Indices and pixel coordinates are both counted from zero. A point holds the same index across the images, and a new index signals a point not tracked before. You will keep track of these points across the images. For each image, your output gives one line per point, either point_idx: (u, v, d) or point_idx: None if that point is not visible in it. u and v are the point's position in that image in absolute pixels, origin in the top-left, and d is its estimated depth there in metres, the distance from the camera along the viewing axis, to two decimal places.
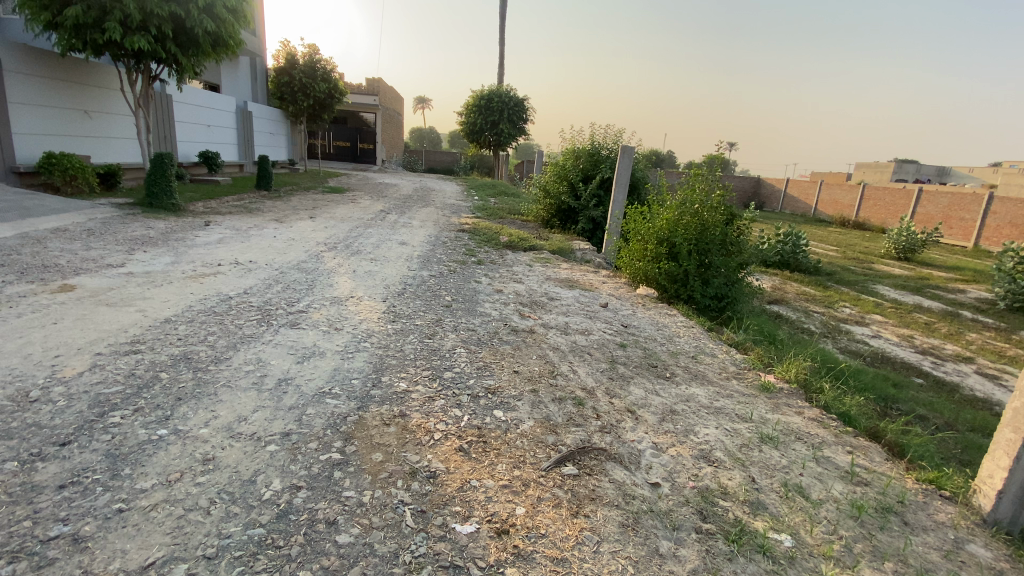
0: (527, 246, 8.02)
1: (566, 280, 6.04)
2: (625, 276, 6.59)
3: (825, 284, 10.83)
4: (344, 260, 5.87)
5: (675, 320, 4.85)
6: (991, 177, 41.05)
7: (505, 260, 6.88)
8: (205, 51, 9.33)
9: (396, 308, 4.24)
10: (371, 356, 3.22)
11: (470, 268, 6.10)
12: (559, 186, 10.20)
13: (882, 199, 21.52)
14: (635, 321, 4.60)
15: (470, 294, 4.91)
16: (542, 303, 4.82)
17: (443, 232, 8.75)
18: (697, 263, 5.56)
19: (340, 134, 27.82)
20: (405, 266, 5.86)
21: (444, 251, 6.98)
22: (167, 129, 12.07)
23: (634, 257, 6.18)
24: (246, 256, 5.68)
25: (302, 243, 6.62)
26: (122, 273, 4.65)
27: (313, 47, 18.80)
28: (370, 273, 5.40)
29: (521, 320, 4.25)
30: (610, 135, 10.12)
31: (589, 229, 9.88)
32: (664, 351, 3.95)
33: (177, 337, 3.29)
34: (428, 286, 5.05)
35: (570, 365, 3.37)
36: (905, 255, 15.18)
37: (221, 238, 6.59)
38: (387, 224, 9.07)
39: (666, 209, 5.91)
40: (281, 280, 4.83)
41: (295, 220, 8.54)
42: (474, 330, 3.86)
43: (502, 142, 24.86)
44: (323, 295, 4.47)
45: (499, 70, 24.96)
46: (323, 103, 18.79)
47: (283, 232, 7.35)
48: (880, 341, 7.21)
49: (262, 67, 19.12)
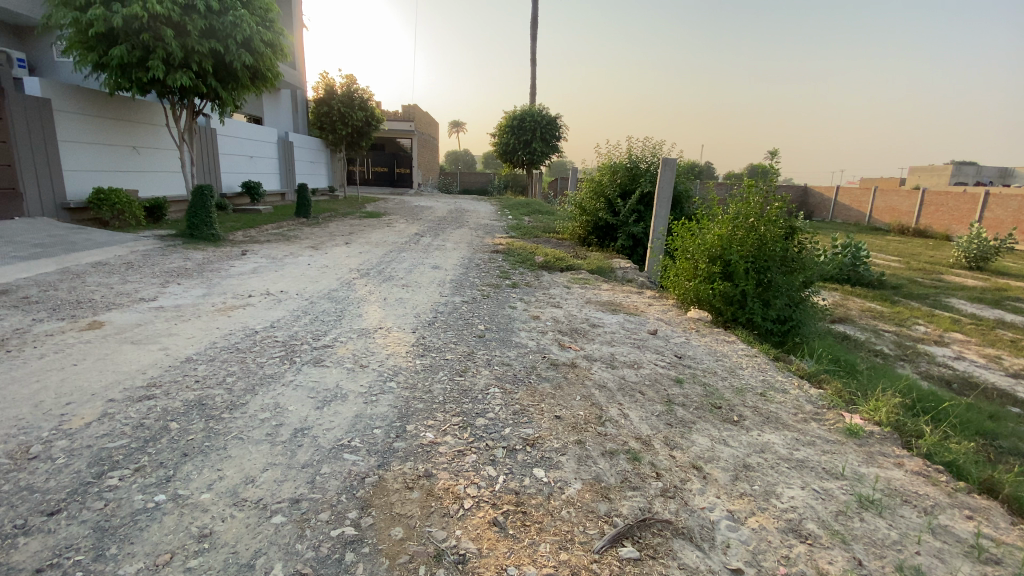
0: (564, 267, 7.65)
1: (608, 303, 5.62)
2: (672, 297, 6.11)
3: (891, 298, 9.90)
4: (375, 287, 5.67)
5: (733, 348, 4.35)
6: None
7: (541, 282, 6.53)
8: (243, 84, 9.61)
9: (427, 339, 3.95)
10: (398, 398, 2.91)
11: (504, 292, 5.78)
12: (596, 203, 9.83)
13: (946, 204, 19.97)
14: (689, 350, 4.13)
15: (505, 321, 4.58)
16: (584, 330, 4.43)
17: (477, 254, 8.51)
18: (755, 282, 5.05)
19: (378, 160, 28.51)
20: (437, 292, 5.60)
21: (477, 274, 6.71)
22: (212, 161, 12.49)
23: (684, 277, 5.71)
24: (277, 285, 5.57)
25: (334, 270, 6.50)
26: (152, 307, 4.59)
27: (350, 77, 19.33)
28: (401, 300, 5.17)
29: (561, 351, 3.86)
30: (648, 148, 9.70)
31: (629, 246, 9.41)
32: (726, 388, 3.47)
33: (194, 379, 3.09)
34: (461, 314, 4.75)
35: (620, 408, 2.96)
36: (978, 265, 13.81)
37: (255, 267, 6.56)
38: (420, 247, 8.92)
39: (719, 224, 5.44)
40: (309, 311, 4.65)
41: (329, 246, 8.51)
42: (511, 365, 3.51)
43: (536, 160, 24.76)
44: (350, 326, 4.24)
45: (531, 90, 25.01)
46: (360, 130, 19.21)
47: (316, 258, 7.28)
48: (967, 364, 6.38)
49: (302, 98, 19.80)
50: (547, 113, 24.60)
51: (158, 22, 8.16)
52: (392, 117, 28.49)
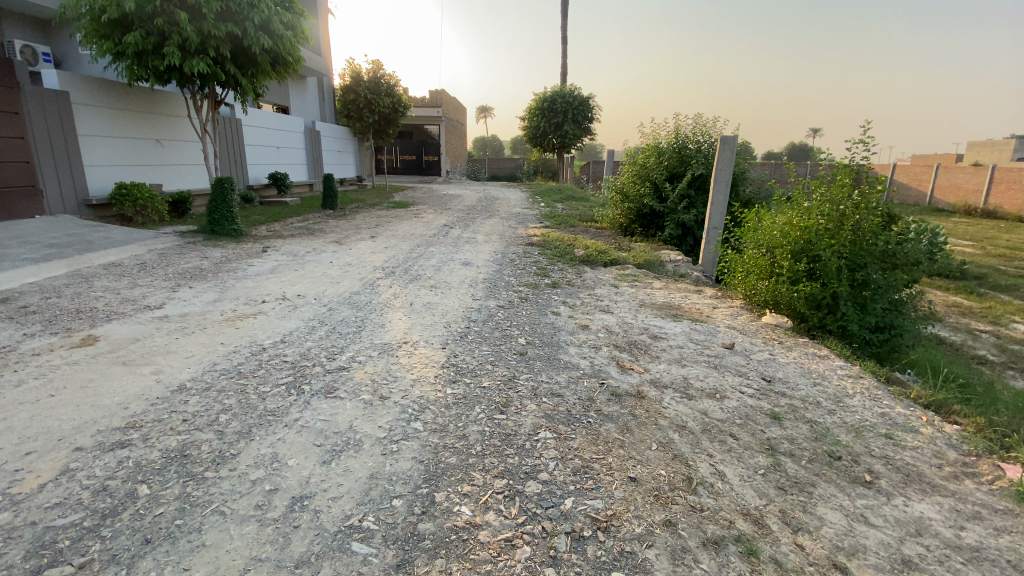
0: (608, 261, 6.90)
1: (666, 306, 4.87)
2: (739, 298, 5.31)
3: (978, 291, 8.73)
4: (400, 289, 5.10)
5: (830, 368, 3.58)
6: None
7: (585, 280, 5.82)
8: (263, 70, 9.11)
9: (460, 358, 3.31)
10: (424, 448, 2.29)
11: (545, 294, 5.08)
12: (641, 188, 8.99)
13: (1020, 180, 18.03)
14: (778, 375, 3.38)
15: (550, 331, 3.90)
16: (645, 345, 3.71)
17: (511, 247, 7.82)
18: (849, 282, 4.22)
19: (406, 148, 28.09)
20: (469, 294, 4.96)
21: (514, 272, 6.03)
22: (238, 151, 12.21)
23: (756, 276, 4.91)
24: (295, 288, 5.04)
25: (356, 269, 5.94)
26: (156, 318, 4.11)
27: (377, 62, 18.76)
28: (429, 305, 4.54)
29: (622, 375, 3.16)
30: (699, 125, 8.74)
31: (677, 235, 8.57)
32: (840, 430, 2.72)
33: (182, 418, 2.55)
34: (497, 323, 4.10)
35: (712, 465, 2.27)
36: None
37: (274, 266, 6.08)
38: (449, 240, 8.32)
39: (800, 213, 4.60)
40: (326, 321, 4.08)
41: (355, 240, 8.01)
42: (564, 395, 2.84)
43: (567, 143, 23.77)
44: (371, 340, 3.64)
45: (561, 70, 23.92)
46: (388, 117, 18.70)
47: (338, 255, 6.75)
48: None
49: (328, 86, 19.38)
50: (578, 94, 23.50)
51: (172, 5, 7.75)
52: (420, 103, 27.81)
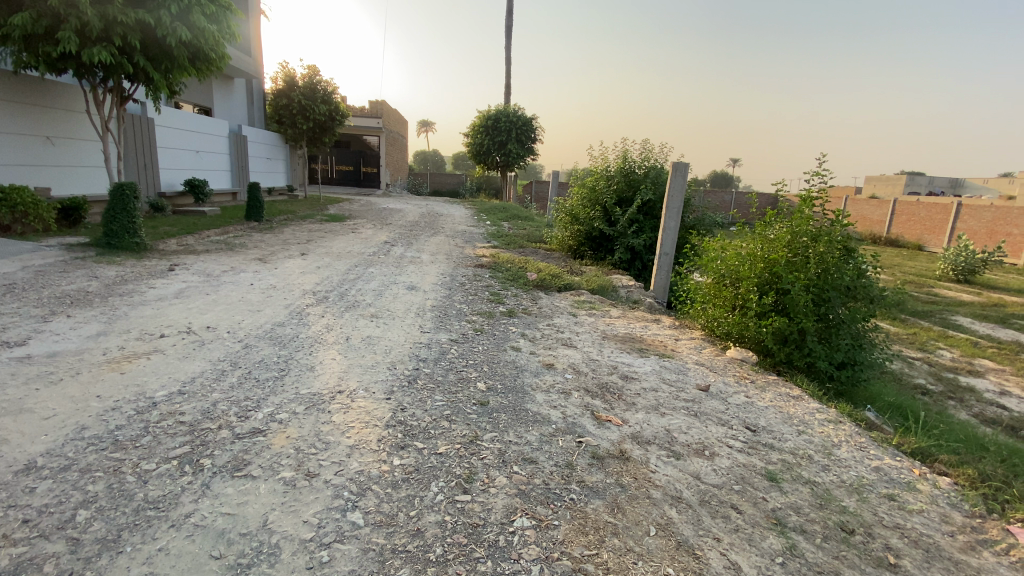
0: (562, 286, 6.57)
1: (629, 338, 4.55)
2: (698, 328, 5.10)
3: (899, 317, 9.29)
4: (335, 319, 4.44)
5: (808, 412, 3.38)
6: (1009, 188, 39.77)
7: (541, 307, 5.43)
8: (181, 65, 8.09)
9: (409, 413, 2.75)
10: (366, 556, 1.73)
11: (501, 325, 4.61)
12: (591, 211, 8.84)
13: (917, 213, 19.95)
14: (761, 423, 3.10)
15: (511, 373, 3.43)
16: (618, 388, 3.33)
17: (459, 268, 7.32)
18: (815, 317, 4.11)
19: (343, 159, 26.85)
20: (416, 326, 4.39)
21: (464, 298, 5.52)
22: (148, 154, 10.89)
23: (718, 306, 4.72)
24: (205, 319, 4.24)
25: (283, 294, 5.18)
26: (13, 359, 3.22)
27: (313, 68, 17.72)
28: (368, 340, 3.92)
29: (599, 430, 2.75)
30: (648, 150, 8.71)
31: (627, 259, 8.42)
32: (842, 493, 2.44)
33: (22, 519, 1.83)
34: (450, 362, 3.57)
35: (724, 556, 1.89)
36: (965, 278, 13.54)
37: (182, 289, 5.20)
38: (391, 259, 7.69)
39: (763, 244, 4.46)
40: (243, 361, 3.37)
41: (282, 258, 7.16)
42: (538, 461, 2.37)
43: (510, 162, 23.64)
44: (297, 388, 2.99)
45: (506, 89, 23.92)
46: (324, 126, 17.66)
47: (262, 276, 5.93)
48: (1021, 403, 5.66)
49: (258, 88, 18.03)
50: (522, 114, 23.53)
51: None
52: (358, 112, 26.69)
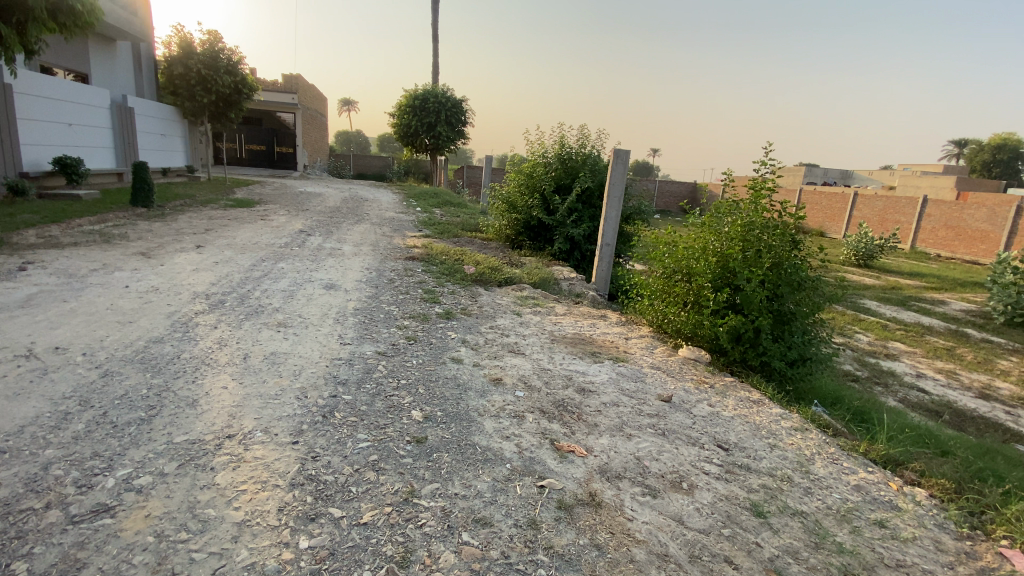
0: (502, 280, 6.09)
1: (579, 340, 4.14)
2: (645, 324, 4.79)
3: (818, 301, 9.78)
4: (233, 331, 3.65)
5: (774, 420, 3.16)
6: (889, 180, 44.61)
7: (481, 307, 4.91)
8: (42, 24, 6.50)
9: (322, 464, 2.15)
10: None
11: (437, 330, 4.05)
12: (528, 199, 8.40)
13: (819, 202, 21.60)
14: (732, 439, 2.81)
15: (451, 394, 2.89)
16: (576, 405, 2.90)
17: (388, 262, 6.62)
18: (769, 314, 3.91)
19: (253, 137, 24.46)
20: (334, 336, 3.71)
21: (393, 298, 4.87)
22: (5, 126, 8.98)
23: (667, 302, 4.41)
24: (54, 335, 3.29)
25: (167, 300, 4.26)
26: None
27: (214, 33, 15.68)
28: (273, 358, 3.20)
29: (561, 465, 2.31)
30: (586, 135, 8.36)
31: (566, 249, 8.06)
32: (832, 524, 2.19)
33: None
34: (377, 384, 2.96)
35: None
36: (866, 263, 14.74)
37: (30, 294, 4.11)
38: (308, 252, 6.81)
39: (715, 237, 4.18)
40: (99, 398, 2.55)
41: (172, 252, 6.08)
42: (493, 522, 1.89)
43: (440, 145, 22.62)
44: (170, 436, 2.27)
45: (433, 69, 22.79)
46: (228, 100, 15.77)
47: (142, 276, 4.90)
48: (935, 385, 6.00)
49: (148, 54, 15.65)
50: (451, 95, 22.59)
51: None
52: (269, 87, 24.36)
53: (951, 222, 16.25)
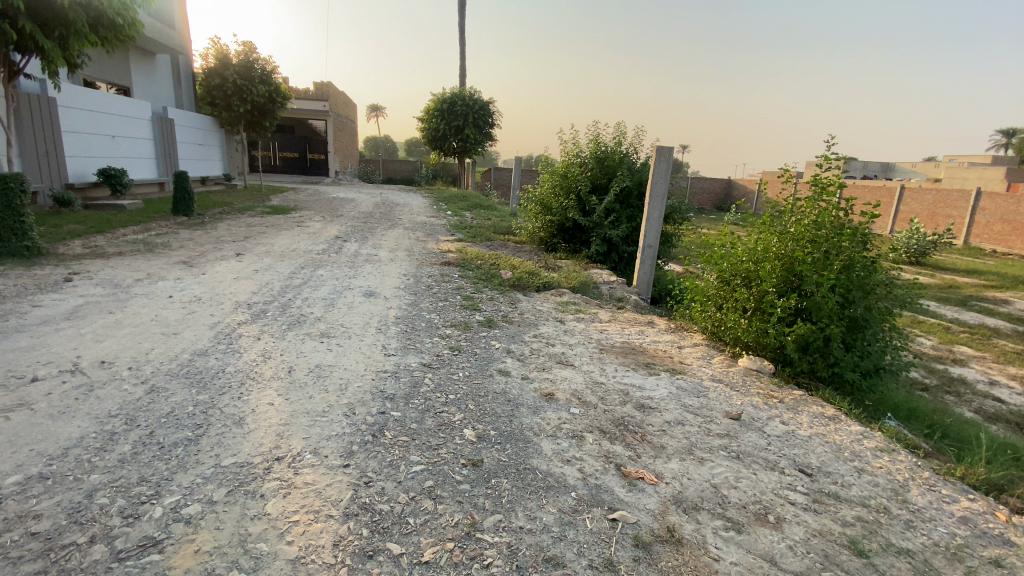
0: (541, 285, 5.91)
1: (630, 349, 3.92)
2: (699, 331, 4.53)
3: None
4: (276, 342, 3.58)
5: (855, 440, 2.88)
6: (936, 171, 42.42)
7: (523, 313, 4.74)
8: (86, 39, 6.65)
9: (376, 490, 2.01)
10: None
11: (481, 339, 3.90)
12: (564, 200, 8.19)
13: (863, 197, 20.62)
14: (812, 463, 2.56)
15: (503, 410, 2.72)
16: (638, 423, 2.69)
17: (424, 267, 6.52)
18: (841, 321, 3.60)
19: (287, 145, 25.02)
20: (378, 346, 3.60)
21: (433, 305, 4.75)
22: (51, 140, 9.31)
23: (724, 309, 4.14)
24: (100, 349, 3.28)
25: (209, 310, 4.24)
26: None
27: (249, 44, 16.04)
28: (318, 372, 3.10)
29: (632, 493, 2.11)
30: (622, 133, 8.09)
31: (604, 251, 7.82)
32: (946, 566, 1.92)
33: None
34: (426, 399, 2.82)
35: None
36: (917, 260, 13.93)
37: (78, 306, 4.15)
38: (345, 258, 6.78)
39: (777, 239, 3.89)
40: (145, 416, 2.49)
41: (213, 261, 6.14)
42: (566, 562, 1.71)
43: (468, 148, 22.60)
44: (218, 458, 2.18)
45: (460, 72, 22.79)
46: (263, 108, 16.10)
47: (185, 285, 4.92)
48: (1013, 394, 5.51)
49: (187, 67, 16.13)
50: (478, 97, 22.54)
51: None
52: (302, 95, 24.90)
53: (1010, 216, 15.20)
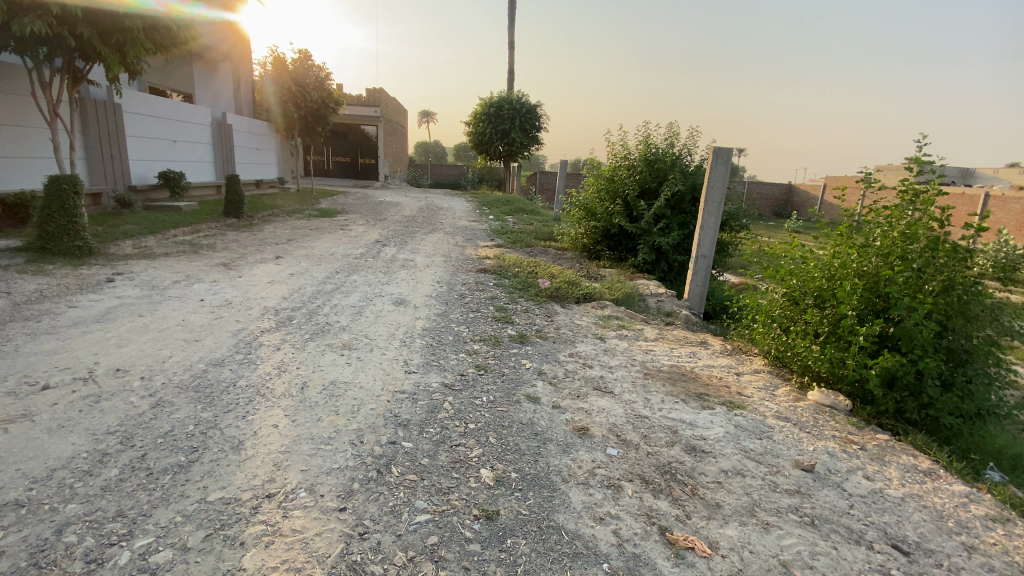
0: (581, 296, 5.52)
1: (678, 375, 3.48)
2: (760, 356, 4.00)
3: None
4: (294, 353, 3.40)
5: (962, 505, 2.33)
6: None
7: (560, 328, 4.38)
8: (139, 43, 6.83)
9: (371, 545, 1.72)
10: None
11: (511, 357, 3.57)
12: (609, 205, 7.75)
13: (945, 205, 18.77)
14: (909, 536, 2.06)
15: (528, 446, 2.37)
16: (687, 472, 2.27)
17: (459, 274, 6.28)
18: (938, 354, 3.01)
19: (339, 150, 25.77)
20: (399, 361, 3.35)
21: (463, 316, 4.47)
22: (114, 144, 9.77)
23: (791, 332, 3.62)
24: (118, 356, 3.19)
25: (235, 315, 4.15)
26: None
27: (304, 53, 16.51)
28: (332, 389, 2.87)
29: (678, 570, 1.71)
30: (675, 135, 7.56)
31: (651, 260, 7.31)
32: None
33: None
34: (443, 427, 2.52)
35: None
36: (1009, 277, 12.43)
37: (111, 308, 4.16)
38: (380, 263, 6.65)
39: (858, 254, 3.33)
40: (142, 435, 2.32)
41: (251, 263, 6.14)
42: None
43: (514, 152, 22.40)
44: (205, 492, 1.95)
45: (509, 76, 22.64)
46: (316, 114, 16.51)
47: (218, 289, 4.89)
48: None
49: (246, 75, 16.80)
50: (526, 101, 22.29)
51: None
52: (355, 102, 25.61)
53: None
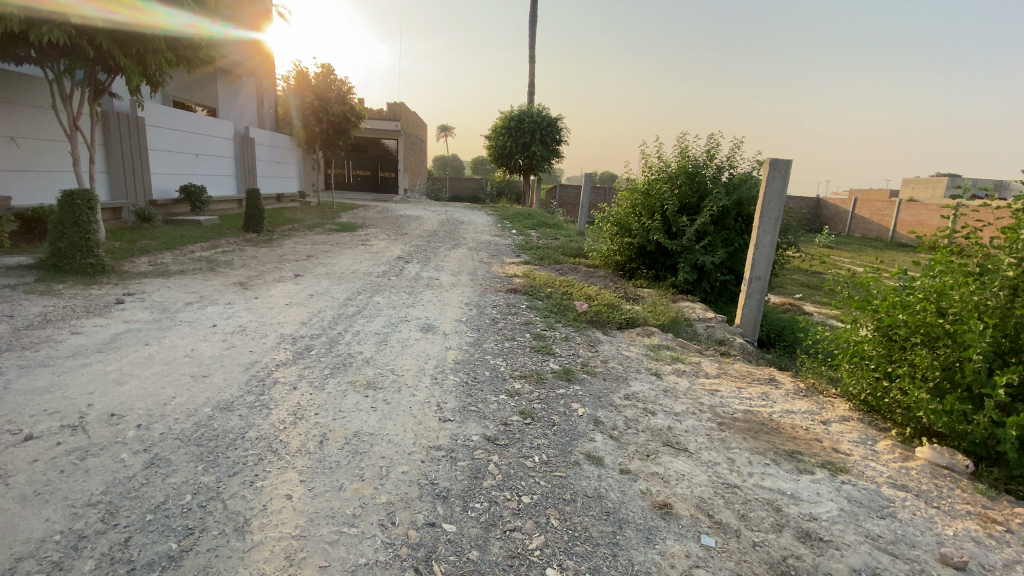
0: (624, 322, 5.03)
1: (758, 424, 2.95)
2: (846, 399, 3.44)
3: None
4: (312, 393, 2.97)
5: None
6: None
7: (607, 361, 3.89)
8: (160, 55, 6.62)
9: None
10: None
11: (559, 399, 3.09)
12: (646, 221, 7.24)
13: None
14: None
15: (601, 533, 1.88)
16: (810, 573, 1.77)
17: (488, 295, 5.84)
18: None
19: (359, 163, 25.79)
20: (432, 405, 2.89)
21: (498, 347, 4.01)
22: (136, 158, 9.65)
23: (889, 375, 3.07)
24: (116, 396, 2.80)
25: (249, 344, 3.75)
26: None
27: (327, 68, 16.46)
28: (357, 443, 2.43)
29: None
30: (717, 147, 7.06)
31: (693, 280, 6.76)
32: None
33: None
34: (492, 501, 2.04)
35: None
36: None
37: (115, 335, 3.79)
38: (404, 282, 6.26)
39: (979, 285, 2.77)
40: (128, 509, 1.89)
41: (269, 282, 5.79)
42: None
43: (534, 166, 22.07)
44: None
45: (529, 90, 22.41)
46: (338, 127, 16.40)
47: (233, 312, 4.52)
48: None
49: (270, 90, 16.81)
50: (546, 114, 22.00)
51: None
52: (376, 116, 25.62)
53: None
